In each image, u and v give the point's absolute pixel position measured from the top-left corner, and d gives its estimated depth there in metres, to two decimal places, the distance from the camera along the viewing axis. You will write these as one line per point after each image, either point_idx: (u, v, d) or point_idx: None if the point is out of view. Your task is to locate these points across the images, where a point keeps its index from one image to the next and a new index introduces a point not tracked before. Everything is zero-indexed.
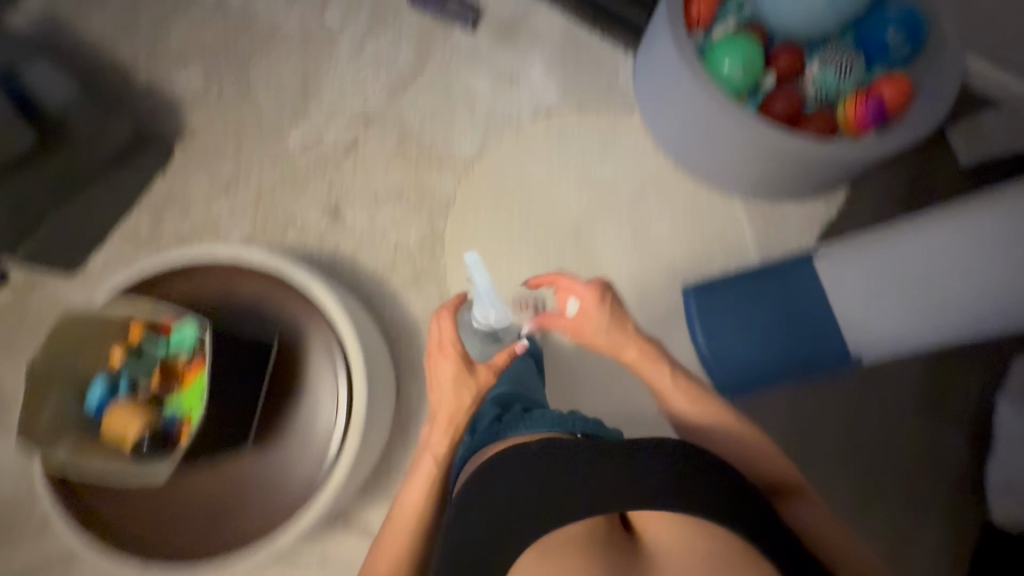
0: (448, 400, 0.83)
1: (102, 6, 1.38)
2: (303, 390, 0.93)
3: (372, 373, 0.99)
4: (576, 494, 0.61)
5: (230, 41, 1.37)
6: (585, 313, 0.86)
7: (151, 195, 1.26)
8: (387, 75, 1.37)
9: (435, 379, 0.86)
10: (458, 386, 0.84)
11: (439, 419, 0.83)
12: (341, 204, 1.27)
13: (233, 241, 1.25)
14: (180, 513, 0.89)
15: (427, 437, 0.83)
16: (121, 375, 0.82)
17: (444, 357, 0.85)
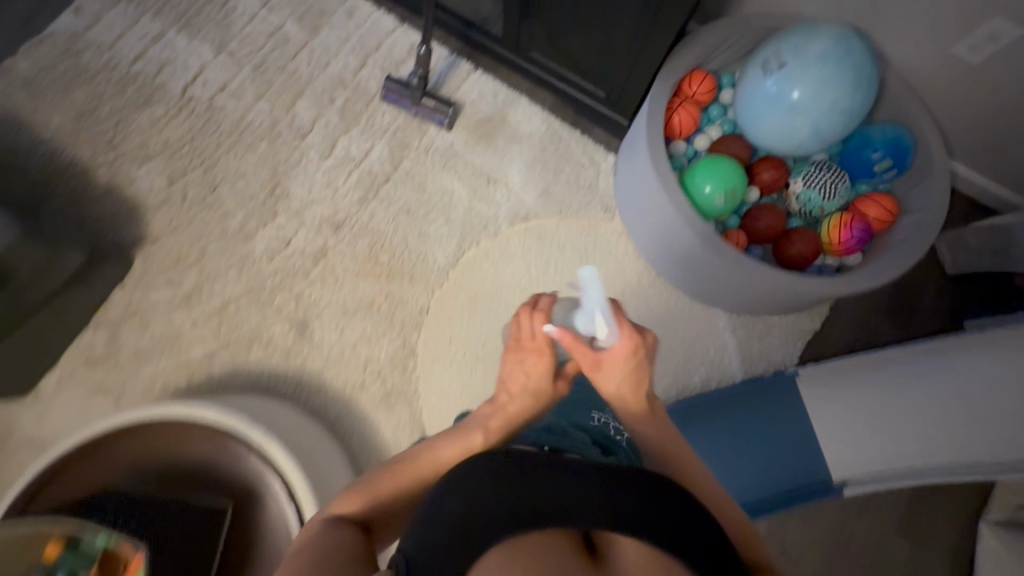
0: (519, 398, 0.77)
1: (61, 99, 1.31)
2: (258, 559, 0.87)
3: None
4: (550, 504, 0.52)
5: (194, 137, 1.31)
6: (616, 357, 0.75)
7: (110, 308, 1.20)
8: (359, 174, 1.30)
9: (515, 371, 0.78)
10: (535, 388, 0.77)
11: (504, 410, 0.77)
12: (309, 317, 1.22)
13: (193, 357, 1.19)
14: None
15: (479, 415, 0.78)
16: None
17: (536, 357, 0.76)
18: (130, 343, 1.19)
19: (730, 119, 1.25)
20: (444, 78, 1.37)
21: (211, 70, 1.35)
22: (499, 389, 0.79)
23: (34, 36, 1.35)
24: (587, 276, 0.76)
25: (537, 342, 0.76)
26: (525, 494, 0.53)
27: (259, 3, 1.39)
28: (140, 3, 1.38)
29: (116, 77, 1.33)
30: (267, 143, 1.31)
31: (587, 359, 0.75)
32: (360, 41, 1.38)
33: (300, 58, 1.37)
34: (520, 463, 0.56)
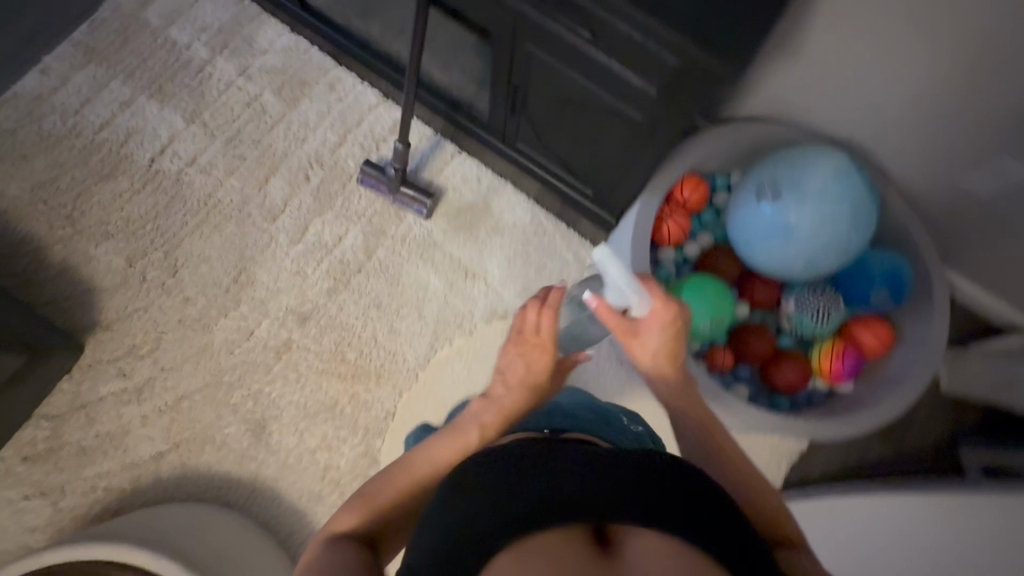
0: (517, 389, 0.75)
1: (20, 165, 1.24)
2: None
3: None
4: (550, 501, 0.49)
5: (159, 214, 1.24)
6: (650, 326, 0.73)
7: (57, 400, 1.13)
8: (329, 262, 1.23)
9: (513, 360, 0.77)
10: (534, 376, 0.76)
11: (502, 403, 0.74)
12: (267, 420, 1.15)
13: (141, 457, 1.12)
14: None
15: (475, 410, 0.74)
16: None
17: (537, 344, 0.77)
18: (75, 438, 1.12)
19: (722, 225, 1.18)
20: (426, 160, 1.30)
21: (181, 140, 1.27)
22: (496, 382, 0.77)
23: None
24: (600, 256, 0.73)
25: (535, 328, 0.77)
26: (520, 489, 0.50)
27: (236, 70, 1.32)
28: (110, 65, 1.30)
29: (79, 145, 1.25)
30: (234, 224, 1.24)
31: (620, 328, 0.74)
32: (341, 116, 1.31)
33: (276, 132, 1.29)
34: (518, 464, 0.53)
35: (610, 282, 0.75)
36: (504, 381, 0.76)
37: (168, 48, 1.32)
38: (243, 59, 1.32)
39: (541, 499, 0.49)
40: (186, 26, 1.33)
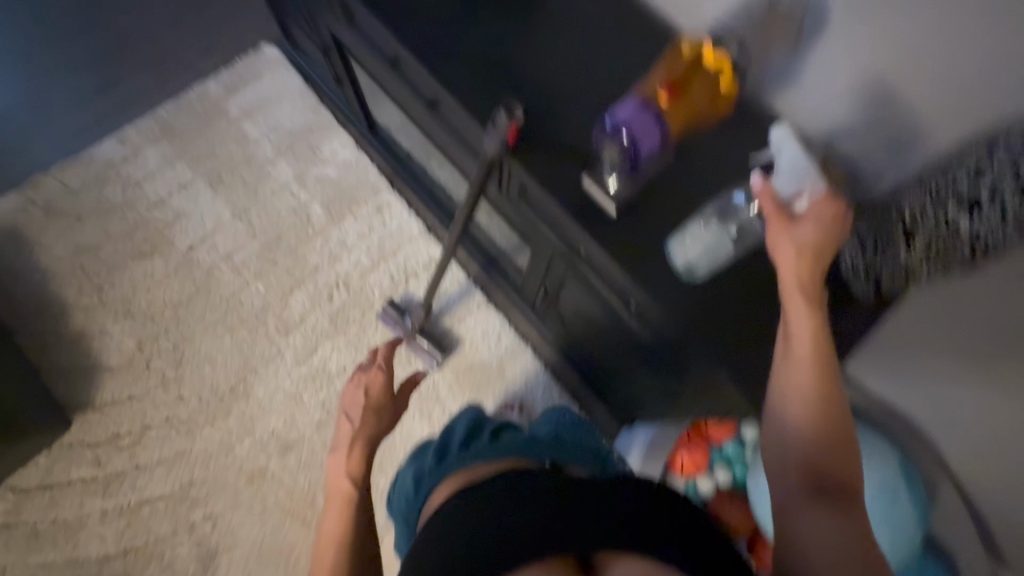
0: (365, 415, 0.78)
1: (71, 226, 1.28)
2: None
3: None
4: (527, 525, 0.46)
5: (181, 303, 1.24)
6: (815, 217, 0.58)
7: (29, 474, 1.12)
8: (327, 392, 1.19)
9: (353, 397, 0.82)
10: (377, 396, 0.81)
11: (355, 431, 0.76)
12: (218, 549, 1.10)
13: (88, 556, 1.08)
14: None
15: (335, 465, 0.73)
16: None
17: (368, 375, 0.83)
18: (34, 520, 1.10)
19: (744, 460, 1.04)
20: (450, 306, 1.26)
21: (223, 234, 1.29)
22: (340, 432, 0.79)
23: (71, 153, 1.33)
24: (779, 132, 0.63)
25: (363, 371, 0.84)
26: (500, 515, 0.48)
27: (293, 175, 1.33)
28: (181, 146, 1.35)
29: (131, 217, 1.29)
30: (247, 331, 1.23)
31: (774, 211, 0.60)
32: (380, 242, 1.29)
33: (314, 245, 1.29)
34: (494, 498, 0.50)
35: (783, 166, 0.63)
36: (347, 424, 0.79)
37: (238, 140, 1.35)
38: (302, 165, 1.34)
39: (528, 522, 0.47)
40: (260, 122, 1.37)
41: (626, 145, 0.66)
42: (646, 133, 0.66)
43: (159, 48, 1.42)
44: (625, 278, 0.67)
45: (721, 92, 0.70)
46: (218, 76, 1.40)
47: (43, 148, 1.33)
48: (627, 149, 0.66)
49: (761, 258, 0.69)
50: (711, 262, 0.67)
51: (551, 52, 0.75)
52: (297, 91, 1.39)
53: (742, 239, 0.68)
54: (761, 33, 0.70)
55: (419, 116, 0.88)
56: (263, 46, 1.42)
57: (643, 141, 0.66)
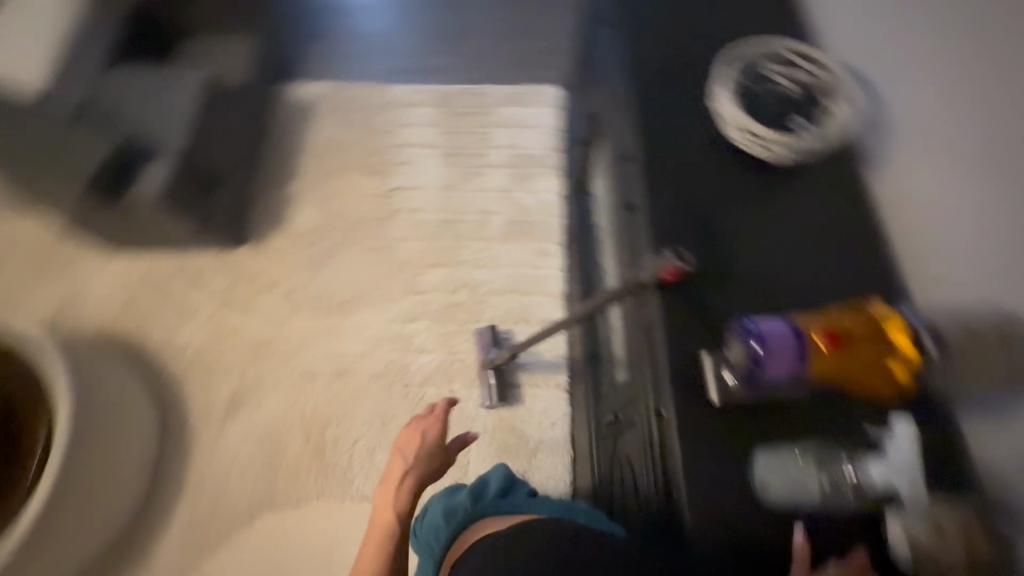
0: (415, 463, 0.83)
1: (340, 125, 1.57)
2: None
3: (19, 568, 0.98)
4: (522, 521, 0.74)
5: (360, 218, 1.45)
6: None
7: (188, 263, 1.38)
8: (397, 357, 1.30)
9: (408, 438, 0.86)
10: (428, 447, 0.85)
11: (403, 473, 0.82)
12: (246, 404, 1.25)
13: (176, 339, 1.31)
14: None
15: (384, 496, 0.81)
16: None
17: (425, 425, 0.86)
18: (167, 294, 1.35)
19: None
20: (534, 367, 1.28)
21: (423, 192, 1.49)
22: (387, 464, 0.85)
23: (378, 81, 1.64)
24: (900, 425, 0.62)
25: (423, 416, 0.87)
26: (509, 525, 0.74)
27: (499, 186, 1.49)
28: (446, 115, 1.59)
29: (377, 144, 1.54)
30: (382, 272, 1.39)
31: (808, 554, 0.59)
32: (521, 278, 1.38)
33: (473, 245, 1.42)
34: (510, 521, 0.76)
35: (886, 458, 0.62)
36: (396, 461, 0.84)
37: (484, 136, 1.56)
38: (511, 184, 1.50)
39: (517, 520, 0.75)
40: (507, 134, 1.56)
41: (754, 351, 0.61)
42: (779, 358, 0.61)
43: (482, 47, 1.70)
44: (687, 495, 0.62)
45: (887, 373, 0.64)
46: (505, 87, 1.62)
47: (365, 69, 1.66)
48: (753, 355, 0.62)
49: (827, 544, 0.62)
50: (787, 500, 0.61)
51: (762, 239, 0.76)
52: (549, 131, 1.56)
53: (829, 496, 0.62)
54: (975, 351, 0.61)
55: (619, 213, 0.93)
56: (551, 85, 1.62)
57: (768, 362, 0.61)
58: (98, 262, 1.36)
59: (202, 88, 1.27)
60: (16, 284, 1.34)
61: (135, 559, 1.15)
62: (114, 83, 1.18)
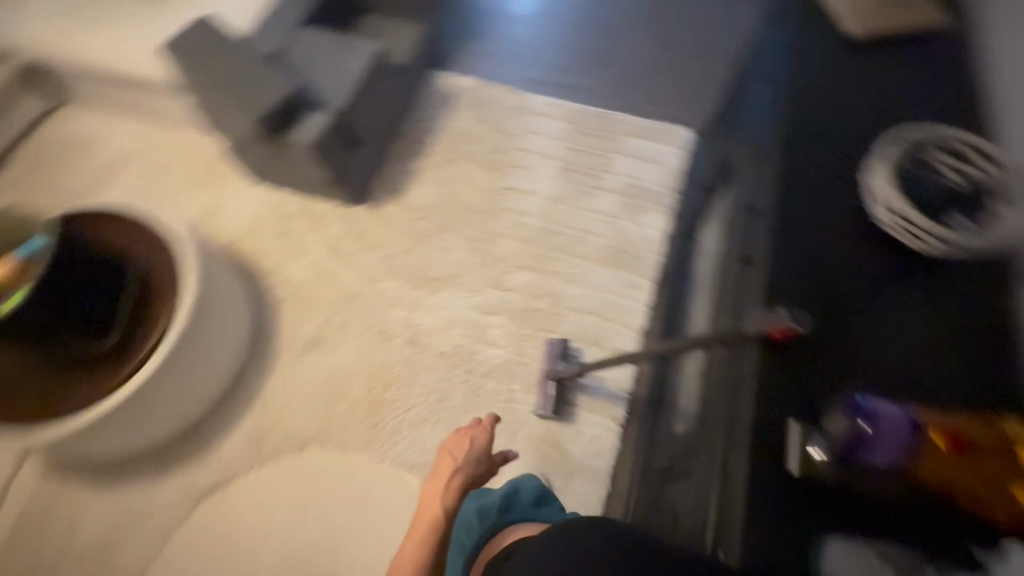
0: (463, 464, 0.90)
1: (476, 119, 1.65)
2: (87, 385, 1.09)
3: (109, 426, 1.08)
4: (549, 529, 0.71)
5: (469, 206, 1.52)
6: None
7: (311, 206, 1.50)
8: (468, 342, 1.34)
9: (457, 442, 0.93)
10: (476, 453, 0.91)
11: (450, 471, 0.89)
12: (323, 344, 1.34)
13: (282, 269, 1.44)
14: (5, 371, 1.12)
15: (432, 488, 0.88)
16: (31, 250, 1.04)
17: (474, 432, 0.93)
18: (286, 229, 1.48)
19: None
20: (595, 391, 1.27)
21: (533, 197, 1.54)
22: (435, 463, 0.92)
23: (520, 89, 1.70)
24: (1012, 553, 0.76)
25: (472, 425, 0.94)
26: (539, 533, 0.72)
27: (607, 211, 1.51)
28: (574, 131, 1.63)
29: (503, 144, 1.62)
30: (475, 260, 1.45)
31: None
32: (605, 304, 1.39)
33: (567, 259, 1.45)
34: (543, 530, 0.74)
35: None
36: (444, 461, 0.91)
37: (605, 160, 1.59)
38: (619, 212, 1.51)
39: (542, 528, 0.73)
40: (629, 163, 1.58)
41: (858, 429, 0.82)
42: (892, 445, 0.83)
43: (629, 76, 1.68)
44: (741, 540, 0.82)
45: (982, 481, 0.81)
46: (639, 119, 1.64)
47: (512, 75, 1.72)
48: (857, 431, 0.83)
49: None
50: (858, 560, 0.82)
51: (855, 361, 0.93)
52: (670, 170, 1.56)
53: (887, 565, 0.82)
54: None
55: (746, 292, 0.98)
56: (683, 127, 1.61)
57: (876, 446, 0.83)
58: (239, 186, 1.53)
59: (374, 61, 1.41)
60: (174, 188, 1.54)
61: (188, 453, 1.23)
62: (303, 50, 1.39)
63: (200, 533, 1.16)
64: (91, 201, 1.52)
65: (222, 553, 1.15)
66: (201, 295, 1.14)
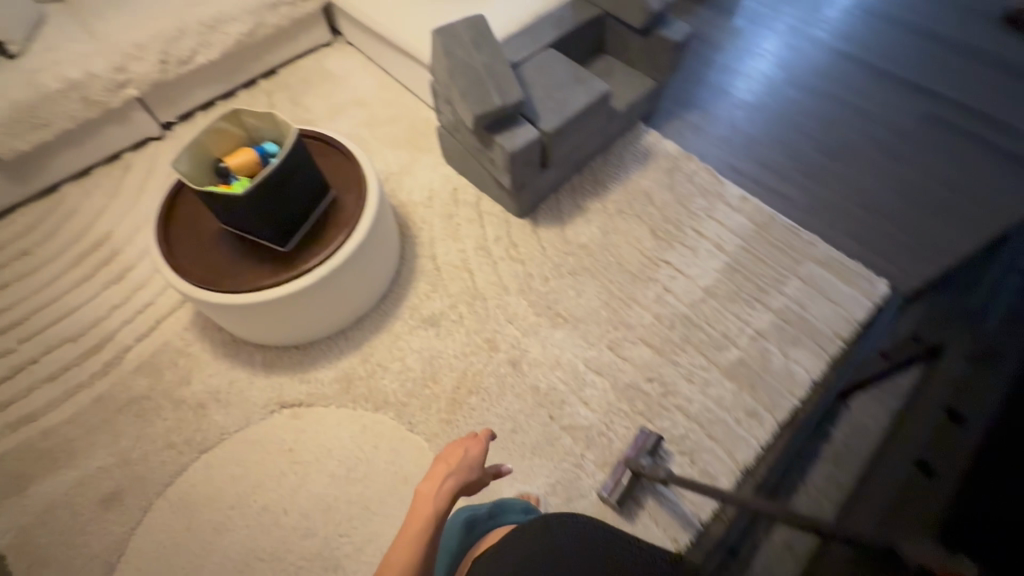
0: (459, 470, 0.78)
1: (662, 186, 1.63)
2: (247, 269, 1.20)
3: (247, 312, 1.19)
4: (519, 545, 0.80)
5: (622, 262, 1.49)
6: None
7: (480, 203, 1.60)
8: (563, 389, 1.30)
9: (453, 450, 0.81)
10: (472, 461, 0.80)
11: (446, 477, 0.77)
12: (436, 325, 1.39)
13: (434, 245, 1.53)
14: (189, 222, 1.26)
15: (424, 491, 0.75)
16: (263, 150, 1.20)
17: (467, 442, 0.82)
18: (453, 213, 1.58)
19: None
20: (667, 504, 1.16)
21: (689, 281, 1.47)
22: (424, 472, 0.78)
23: (719, 173, 1.67)
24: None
25: (467, 436, 0.84)
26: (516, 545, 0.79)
27: (759, 328, 1.39)
28: (759, 236, 1.53)
29: (679, 219, 1.57)
30: (605, 315, 1.41)
31: None
32: (715, 421, 1.27)
33: (696, 357, 1.35)
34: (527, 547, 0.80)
35: None
36: (438, 467, 0.78)
37: (779, 277, 1.46)
38: (772, 335, 1.38)
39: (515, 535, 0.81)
40: (804, 291, 1.44)
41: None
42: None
43: (835, 199, 1.62)
44: None
45: None
46: (832, 252, 1.50)
47: (714, 154, 1.72)
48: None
49: None
50: None
51: None
52: (848, 317, 1.39)
53: None
54: None
55: (918, 506, 0.69)
56: (881, 280, 1.44)
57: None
58: (433, 163, 1.68)
59: (598, 97, 1.42)
60: (383, 143, 1.73)
61: (291, 363, 1.33)
62: (538, 68, 1.46)
63: (264, 433, 1.24)
64: (318, 126, 1.77)
65: (274, 464, 1.20)
66: (364, 239, 1.25)
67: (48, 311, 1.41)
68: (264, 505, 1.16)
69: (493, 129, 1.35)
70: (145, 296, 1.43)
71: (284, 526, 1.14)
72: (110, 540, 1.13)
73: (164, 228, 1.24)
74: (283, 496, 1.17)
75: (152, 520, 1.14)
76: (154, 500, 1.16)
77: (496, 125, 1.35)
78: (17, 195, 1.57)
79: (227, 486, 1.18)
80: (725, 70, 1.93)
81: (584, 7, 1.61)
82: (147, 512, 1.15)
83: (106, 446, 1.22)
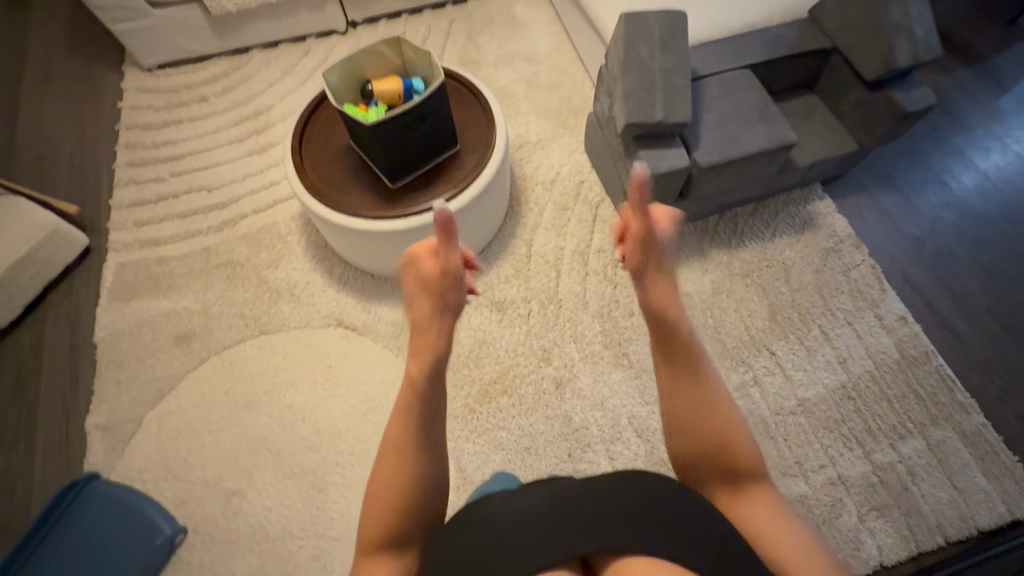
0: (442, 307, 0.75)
1: (808, 266, 1.38)
2: (353, 192, 1.23)
3: (339, 231, 1.23)
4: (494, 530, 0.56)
5: (721, 329, 1.32)
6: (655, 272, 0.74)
7: (600, 207, 1.48)
8: (595, 433, 1.21)
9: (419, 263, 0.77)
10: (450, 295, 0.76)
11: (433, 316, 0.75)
12: (504, 312, 1.34)
13: (537, 229, 1.46)
14: (324, 129, 1.31)
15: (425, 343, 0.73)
16: (410, 84, 1.18)
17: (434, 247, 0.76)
18: (568, 206, 1.48)
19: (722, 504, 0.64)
20: None
21: (786, 384, 1.25)
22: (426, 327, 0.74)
23: (886, 278, 1.37)
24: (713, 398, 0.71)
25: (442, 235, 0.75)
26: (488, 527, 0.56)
27: (845, 474, 1.16)
28: (899, 372, 1.25)
29: (810, 311, 1.33)
30: None
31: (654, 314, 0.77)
32: None
33: None
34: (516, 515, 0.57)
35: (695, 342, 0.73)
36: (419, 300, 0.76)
37: (901, 428, 1.20)
38: (857, 489, 1.14)
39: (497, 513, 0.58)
40: (925, 460, 1.16)
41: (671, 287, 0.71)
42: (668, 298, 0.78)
43: None
44: None
45: None
46: (986, 431, 1.19)
47: (893, 254, 1.41)
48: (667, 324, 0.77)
49: None
50: None
51: None
52: (966, 515, 1.11)
53: None
54: None
55: None
56: None
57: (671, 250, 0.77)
58: (571, 148, 1.57)
59: (778, 145, 1.20)
60: (531, 109, 1.64)
61: (362, 288, 1.38)
62: (724, 89, 1.26)
63: (316, 339, 1.32)
64: (478, 70, 1.72)
65: (311, 372, 1.28)
66: (468, 205, 1.22)
67: (199, 157, 1.59)
68: (288, 403, 1.25)
69: (643, 140, 1.21)
70: (272, 175, 1.54)
71: (296, 429, 1.22)
72: (168, 370, 1.29)
73: (303, 128, 1.30)
74: (306, 403, 1.25)
75: (203, 370, 1.29)
76: (211, 355, 1.30)
77: (647, 137, 1.21)
78: (214, 47, 1.75)
79: (268, 372, 1.28)
80: (958, 159, 1.54)
81: (813, 33, 1.34)
82: (202, 361, 1.30)
83: (196, 290, 1.38)
